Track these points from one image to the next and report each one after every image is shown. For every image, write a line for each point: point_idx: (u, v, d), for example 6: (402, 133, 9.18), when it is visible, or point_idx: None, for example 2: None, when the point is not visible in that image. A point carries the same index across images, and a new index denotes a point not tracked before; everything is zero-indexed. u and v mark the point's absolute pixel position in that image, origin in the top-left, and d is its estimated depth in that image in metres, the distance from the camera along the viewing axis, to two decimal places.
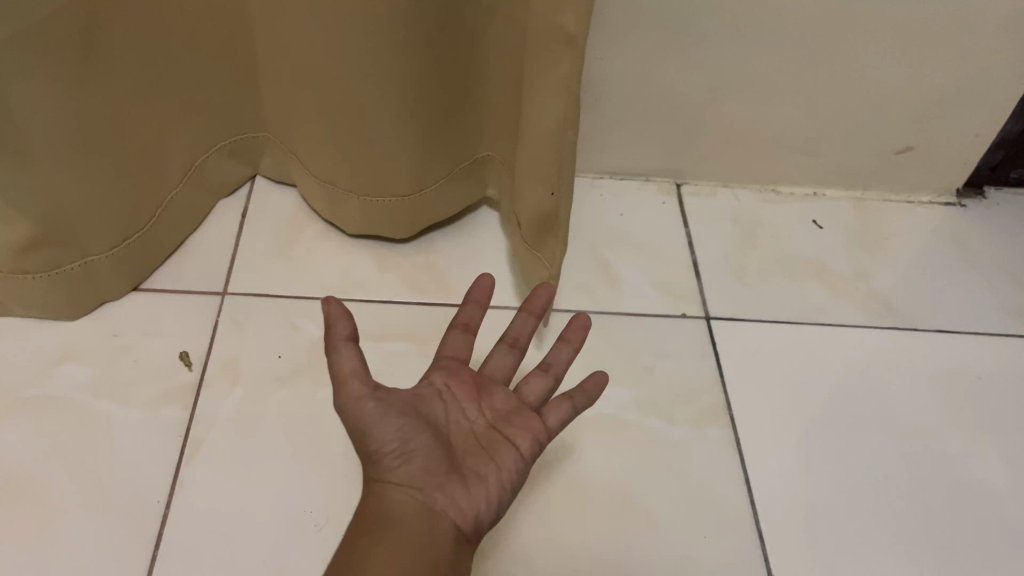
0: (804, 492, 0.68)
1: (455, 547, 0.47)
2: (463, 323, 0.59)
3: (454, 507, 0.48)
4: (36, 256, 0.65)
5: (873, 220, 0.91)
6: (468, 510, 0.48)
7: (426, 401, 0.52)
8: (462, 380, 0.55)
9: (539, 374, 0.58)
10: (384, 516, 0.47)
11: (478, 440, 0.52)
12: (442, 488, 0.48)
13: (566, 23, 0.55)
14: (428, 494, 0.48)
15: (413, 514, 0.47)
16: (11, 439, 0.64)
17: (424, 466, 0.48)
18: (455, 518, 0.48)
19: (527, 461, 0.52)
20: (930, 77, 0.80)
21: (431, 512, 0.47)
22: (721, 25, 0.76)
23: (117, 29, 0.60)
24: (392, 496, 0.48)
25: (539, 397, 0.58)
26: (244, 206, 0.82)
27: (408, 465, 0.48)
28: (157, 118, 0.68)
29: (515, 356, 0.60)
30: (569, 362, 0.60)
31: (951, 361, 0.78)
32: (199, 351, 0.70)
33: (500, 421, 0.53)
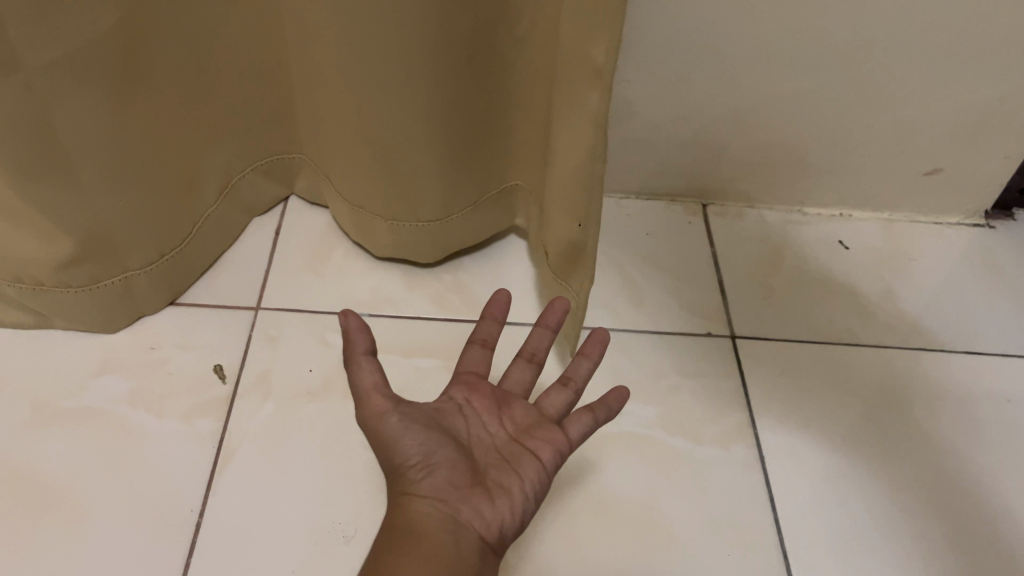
0: (829, 512, 0.68)
1: (481, 558, 0.48)
2: (481, 339, 0.60)
3: (479, 518, 0.49)
4: (78, 271, 0.68)
5: (901, 242, 0.91)
6: (492, 520, 0.49)
7: (447, 415, 0.53)
8: (483, 395, 0.56)
9: (558, 388, 0.59)
10: (411, 529, 0.47)
11: (500, 453, 0.53)
12: (466, 500, 0.49)
13: (594, 58, 0.55)
14: (452, 506, 0.48)
15: (439, 525, 0.47)
16: (51, 448, 0.66)
17: (449, 479, 0.49)
18: (480, 530, 0.48)
19: (549, 472, 0.53)
20: (957, 99, 0.80)
21: (457, 523, 0.48)
22: (747, 49, 0.77)
23: (159, 53, 0.62)
24: (418, 507, 0.48)
25: (560, 410, 0.58)
26: (277, 223, 0.84)
27: (431, 477, 0.49)
28: (195, 138, 0.70)
29: (534, 369, 0.61)
30: (588, 376, 0.61)
31: (980, 383, 0.77)
32: (233, 364, 0.72)
33: (522, 434, 0.54)
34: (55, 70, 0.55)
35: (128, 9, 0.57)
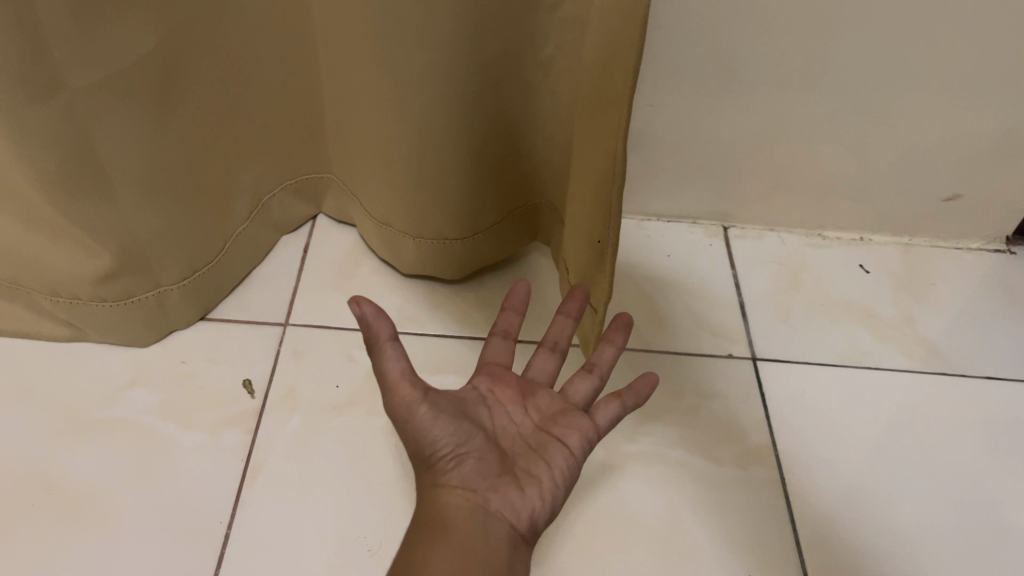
0: (849, 534, 0.68)
1: (511, 548, 0.49)
2: (502, 330, 0.62)
3: (509, 508, 0.50)
4: (113, 285, 0.69)
5: (921, 266, 0.91)
6: (522, 509, 0.51)
7: (472, 404, 0.54)
8: (507, 385, 0.57)
9: (584, 375, 0.61)
10: (441, 521, 0.49)
11: (527, 443, 0.54)
12: (496, 489, 0.50)
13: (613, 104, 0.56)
14: (483, 496, 0.50)
15: (470, 518, 0.49)
16: (83, 458, 0.68)
17: (479, 470, 0.50)
18: (509, 520, 0.50)
19: (577, 459, 0.55)
20: (976, 126, 0.81)
21: (487, 513, 0.49)
22: (768, 75, 0.78)
23: (197, 75, 0.64)
24: (448, 499, 0.50)
25: (584, 397, 0.60)
26: (305, 241, 0.86)
27: (461, 468, 0.50)
28: (229, 157, 0.72)
29: (556, 358, 0.64)
30: (613, 361, 0.62)
31: (1001, 408, 0.78)
32: (261, 379, 0.73)
33: (547, 421, 0.56)
34: (98, 90, 0.57)
35: (167, 31, 0.58)
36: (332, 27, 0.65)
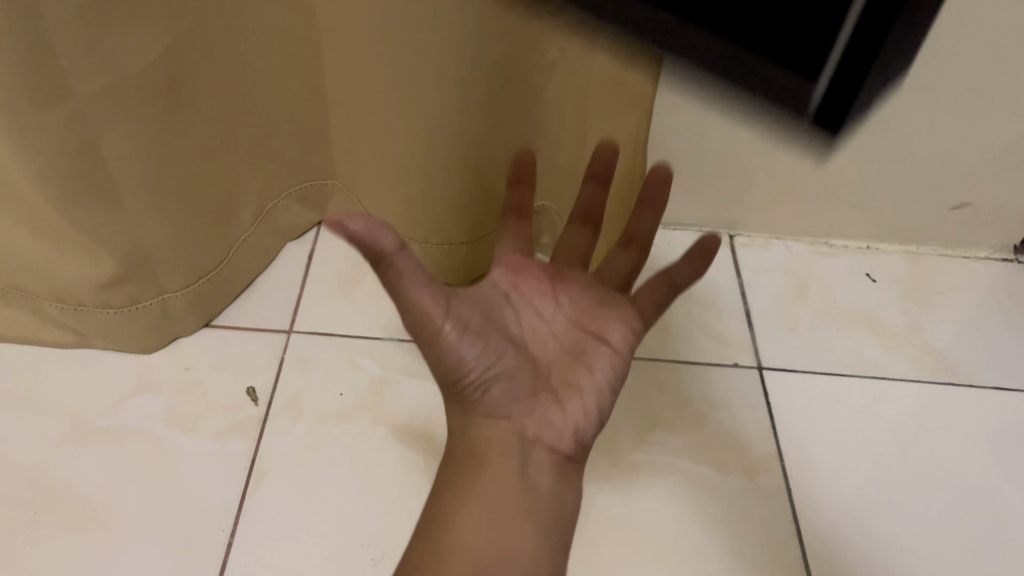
0: (857, 544, 0.68)
1: (552, 468, 0.51)
2: (512, 205, 0.66)
3: (547, 428, 0.51)
4: (118, 292, 0.70)
5: (928, 275, 0.91)
6: (562, 427, 0.51)
7: (497, 306, 0.52)
8: (531, 278, 0.56)
9: (620, 250, 0.64)
10: (479, 451, 0.50)
11: (563, 346, 0.53)
12: (532, 411, 0.50)
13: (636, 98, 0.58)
14: (518, 420, 0.50)
15: (507, 447, 0.50)
16: (86, 466, 0.67)
17: (509, 391, 0.50)
18: (547, 440, 0.51)
19: (621, 354, 0.55)
20: (984, 134, 0.81)
21: (523, 438, 0.50)
22: None
23: (203, 82, 0.64)
24: (482, 428, 0.50)
25: (615, 285, 0.62)
26: (310, 248, 0.85)
27: (493, 393, 0.49)
28: (235, 163, 0.72)
29: (589, 232, 0.64)
30: (653, 225, 0.63)
31: (1010, 418, 0.77)
32: (265, 386, 0.73)
33: (583, 321, 0.55)
34: (104, 97, 0.57)
35: (175, 38, 0.59)
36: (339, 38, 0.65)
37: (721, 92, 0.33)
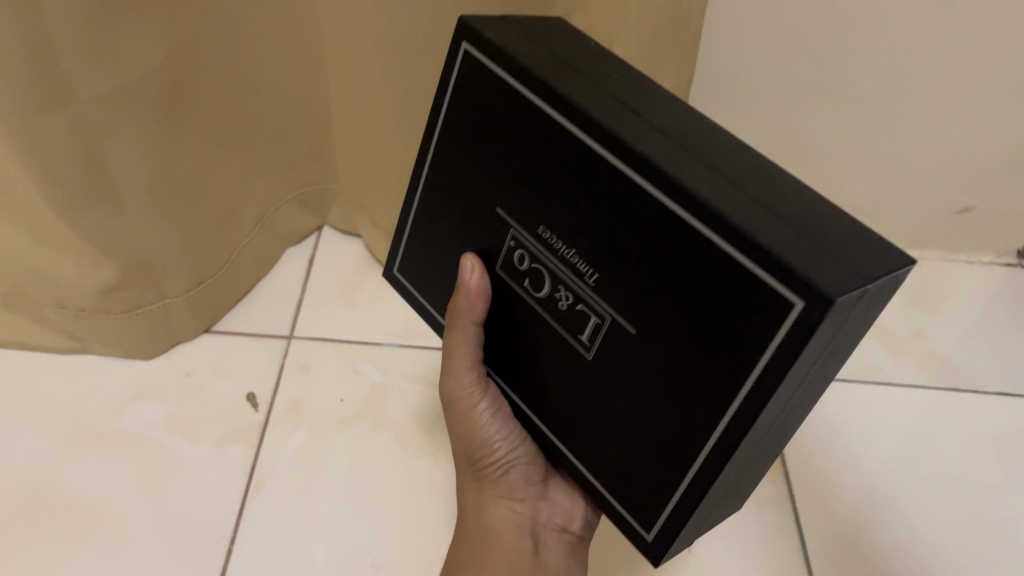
0: (860, 552, 0.67)
1: (560, 550, 0.55)
2: None
3: (554, 514, 0.55)
4: (119, 296, 0.69)
5: (932, 280, 0.90)
6: (567, 514, 0.56)
7: None
8: None
9: None
10: (488, 527, 0.54)
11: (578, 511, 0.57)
12: (542, 496, 0.55)
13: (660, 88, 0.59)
14: (528, 502, 0.55)
15: (519, 528, 0.54)
16: (85, 472, 0.67)
17: (527, 476, 0.55)
18: (557, 524, 0.55)
19: None
20: (987, 139, 0.81)
21: (534, 519, 0.55)
22: (776, 86, 0.78)
23: (207, 86, 0.63)
24: (498, 506, 0.55)
25: None
26: (310, 254, 0.85)
27: (510, 473, 0.55)
28: (238, 168, 0.72)
29: None
30: None
31: (1014, 424, 0.76)
32: (265, 393, 0.73)
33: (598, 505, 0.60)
34: (106, 101, 0.56)
35: (178, 43, 0.58)
36: (343, 26, 0.66)
37: (672, 450, 0.40)
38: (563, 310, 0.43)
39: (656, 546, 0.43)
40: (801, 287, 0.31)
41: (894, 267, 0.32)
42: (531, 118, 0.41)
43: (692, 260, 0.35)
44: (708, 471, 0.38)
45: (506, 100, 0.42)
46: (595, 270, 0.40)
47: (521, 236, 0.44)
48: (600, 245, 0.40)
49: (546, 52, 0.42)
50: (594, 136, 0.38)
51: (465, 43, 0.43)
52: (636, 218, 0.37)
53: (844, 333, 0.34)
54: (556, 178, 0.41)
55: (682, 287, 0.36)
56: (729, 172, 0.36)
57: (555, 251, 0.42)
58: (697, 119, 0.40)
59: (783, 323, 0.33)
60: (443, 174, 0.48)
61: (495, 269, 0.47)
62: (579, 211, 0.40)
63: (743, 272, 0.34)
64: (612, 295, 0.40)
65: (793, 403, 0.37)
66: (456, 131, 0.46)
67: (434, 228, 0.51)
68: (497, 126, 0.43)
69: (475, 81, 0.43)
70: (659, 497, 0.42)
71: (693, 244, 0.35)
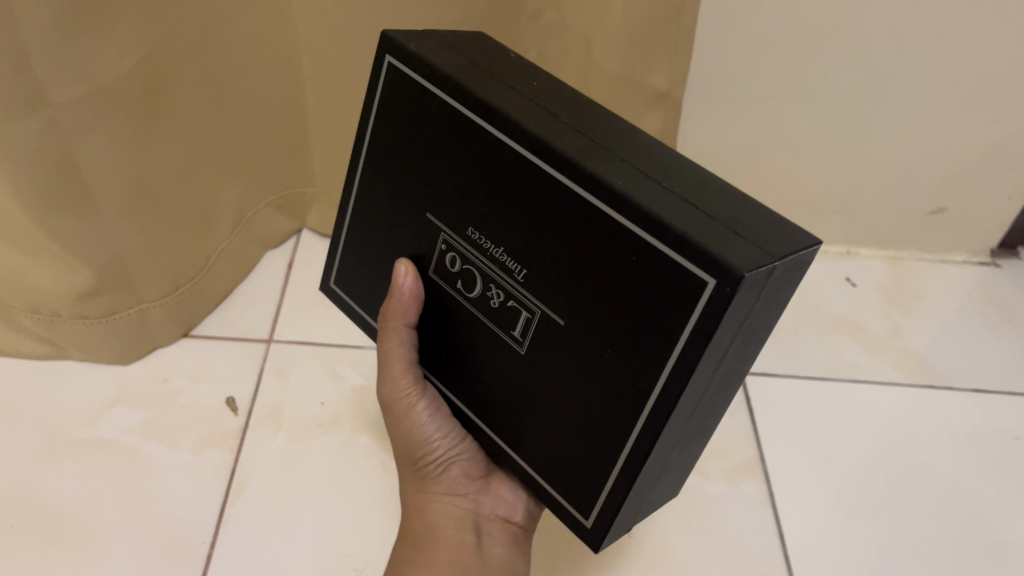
0: (836, 546, 0.67)
1: (506, 541, 0.53)
2: None
3: (496, 508, 0.54)
4: (95, 302, 0.69)
5: (907, 279, 0.91)
6: (509, 507, 0.55)
7: None
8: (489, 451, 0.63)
9: None
10: (431, 526, 0.52)
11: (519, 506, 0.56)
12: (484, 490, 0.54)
13: (654, 83, 0.62)
14: (470, 497, 0.53)
15: (462, 522, 0.53)
16: (62, 480, 0.66)
17: (468, 471, 0.54)
18: (500, 516, 0.54)
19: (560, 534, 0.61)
20: (959, 140, 0.82)
21: (477, 513, 0.53)
22: (752, 88, 0.79)
23: (182, 90, 0.63)
24: (440, 503, 0.53)
25: None
26: (289, 257, 0.85)
27: (450, 470, 0.53)
28: (213, 172, 0.71)
29: None
30: None
31: (989, 422, 0.77)
32: (244, 397, 0.72)
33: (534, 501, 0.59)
34: (81, 104, 0.56)
35: (152, 45, 0.58)
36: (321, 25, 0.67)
37: (604, 437, 0.41)
38: (496, 308, 0.44)
39: (597, 532, 0.43)
40: (711, 266, 0.33)
41: (799, 245, 0.34)
42: (458, 122, 0.42)
43: (611, 249, 0.37)
44: (638, 454, 0.39)
45: (432, 106, 0.44)
46: (522, 266, 0.42)
47: (452, 238, 0.46)
48: (525, 240, 0.41)
49: (465, 61, 0.44)
50: (517, 138, 0.40)
51: (389, 58, 0.45)
52: (565, 215, 0.38)
53: (757, 309, 0.35)
54: (484, 178, 0.42)
55: (604, 277, 0.38)
56: (641, 165, 0.38)
57: (484, 251, 0.43)
58: (612, 120, 0.41)
59: (698, 301, 0.34)
60: (379, 178, 0.49)
61: (429, 273, 0.48)
62: (506, 208, 0.41)
63: (661, 259, 0.35)
64: (540, 288, 0.41)
65: (714, 386, 0.39)
66: (392, 137, 0.47)
67: (372, 234, 0.51)
68: (430, 132, 0.44)
69: (400, 89, 0.45)
70: (595, 486, 0.42)
71: (611, 235, 0.37)
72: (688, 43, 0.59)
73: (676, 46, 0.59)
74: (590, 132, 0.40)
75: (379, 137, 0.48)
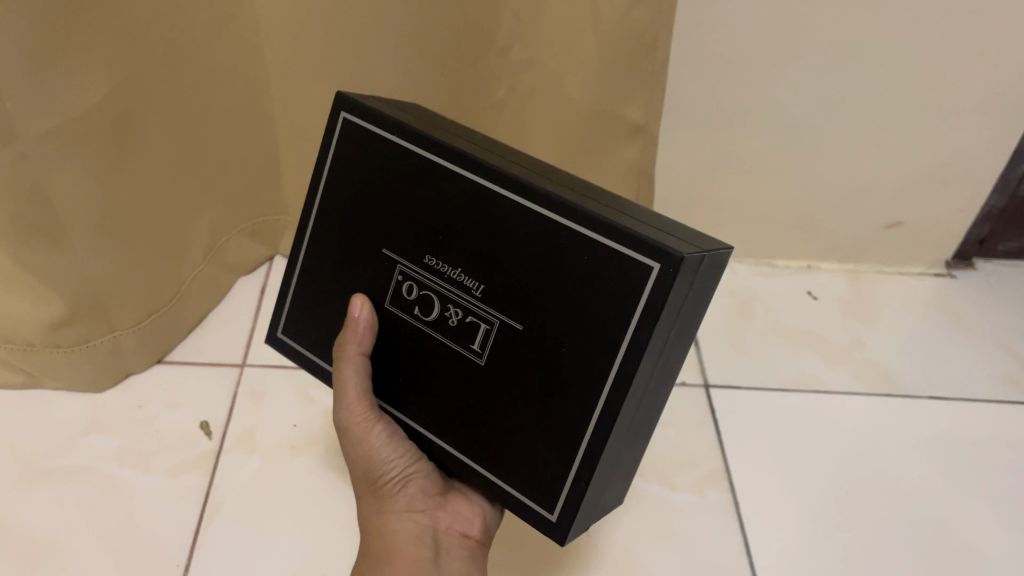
0: (800, 552, 0.69)
1: (465, 557, 0.51)
2: None
3: (456, 525, 0.51)
4: (67, 331, 0.69)
5: (867, 291, 0.94)
6: (469, 524, 0.52)
7: None
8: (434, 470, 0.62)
9: None
10: (390, 546, 0.49)
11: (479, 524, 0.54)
12: (444, 507, 0.51)
13: (630, 116, 0.63)
14: (430, 514, 0.51)
15: (422, 539, 0.49)
16: (36, 508, 0.67)
17: (426, 490, 0.51)
18: (458, 532, 0.51)
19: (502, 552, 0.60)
20: (910, 156, 0.85)
21: (437, 529, 0.50)
22: (709, 111, 0.82)
23: (150, 121, 0.65)
24: (398, 520, 0.50)
25: None
26: (261, 284, 0.86)
27: (407, 489, 0.51)
28: (183, 202, 0.72)
29: None
30: None
31: (946, 428, 0.80)
32: (218, 421, 0.73)
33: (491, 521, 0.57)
34: (50, 138, 0.57)
35: (120, 79, 0.60)
36: (288, 57, 0.68)
37: (564, 431, 0.44)
38: (453, 327, 0.47)
39: (563, 526, 0.45)
40: (655, 252, 0.39)
41: (713, 245, 0.41)
42: (413, 159, 0.47)
43: (566, 254, 0.42)
44: (599, 438, 0.42)
45: (387, 147, 0.48)
46: (480, 282, 0.45)
47: (408, 267, 0.48)
48: (486, 258, 0.45)
49: (413, 117, 0.49)
50: (472, 167, 0.45)
51: (343, 113, 0.50)
52: (519, 231, 0.43)
53: (688, 300, 0.41)
54: (441, 205, 0.46)
55: (562, 280, 0.42)
56: (578, 189, 0.44)
57: (443, 274, 0.47)
58: (543, 163, 0.47)
59: (645, 287, 0.39)
60: (335, 215, 0.51)
61: (384, 305, 0.50)
62: (465, 233, 0.45)
63: (610, 255, 0.40)
64: (498, 300, 0.45)
65: (655, 378, 0.43)
66: (347, 178, 0.50)
67: (328, 264, 0.53)
68: (385, 171, 0.48)
69: (355, 137, 0.49)
70: (557, 480, 0.44)
71: (564, 243, 0.42)
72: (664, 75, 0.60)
73: (652, 78, 0.60)
74: (531, 167, 0.45)
75: (339, 172, 0.50)
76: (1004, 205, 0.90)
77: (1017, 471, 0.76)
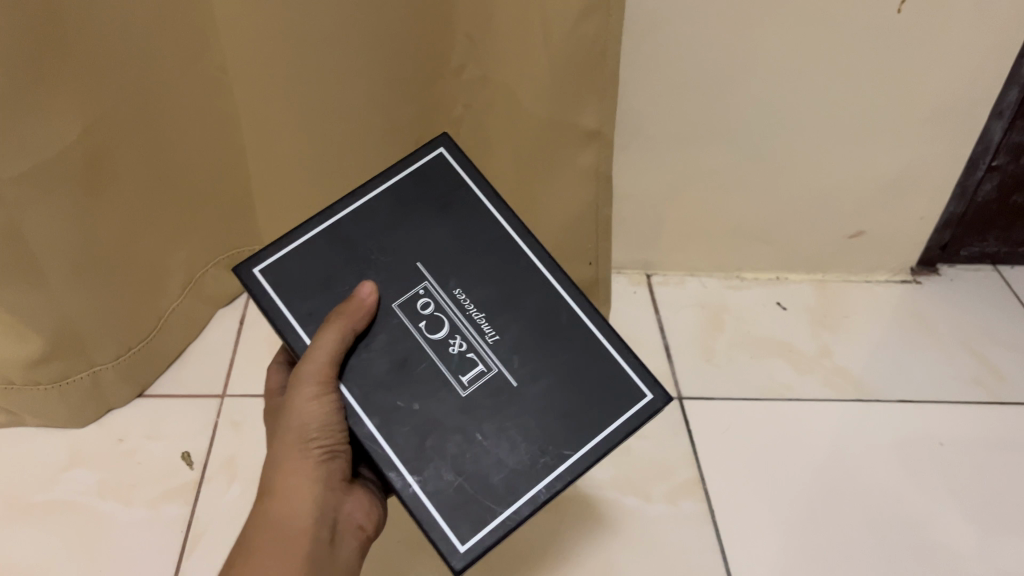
0: (772, 558, 0.71)
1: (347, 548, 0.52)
2: None
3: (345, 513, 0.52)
4: (48, 368, 0.70)
5: (835, 299, 0.97)
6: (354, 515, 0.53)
7: None
8: None
9: None
10: (285, 514, 0.49)
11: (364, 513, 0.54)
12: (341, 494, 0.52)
13: (584, 123, 0.65)
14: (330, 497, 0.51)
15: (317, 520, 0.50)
16: (19, 545, 0.68)
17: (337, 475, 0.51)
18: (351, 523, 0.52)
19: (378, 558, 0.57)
20: (867, 168, 0.87)
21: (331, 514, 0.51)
22: (668, 132, 0.84)
23: (122, 158, 0.66)
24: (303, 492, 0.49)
25: None
26: (241, 313, 0.87)
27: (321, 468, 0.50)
28: (158, 235, 0.74)
29: None
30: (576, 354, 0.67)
31: (913, 430, 0.82)
32: (199, 451, 0.74)
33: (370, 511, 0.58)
34: (23, 181, 0.59)
35: (92, 120, 0.62)
36: (253, 91, 0.70)
37: (516, 476, 0.48)
38: (449, 355, 0.50)
39: (469, 557, 0.46)
40: (655, 385, 0.50)
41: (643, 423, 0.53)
42: (480, 217, 0.54)
43: (586, 346, 0.51)
44: (542, 496, 0.47)
45: (464, 197, 0.55)
46: (497, 332, 0.51)
47: (433, 288, 0.52)
48: (510, 316, 0.52)
49: None
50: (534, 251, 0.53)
51: (441, 148, 0.56)
52: (551, 309, 0.52)
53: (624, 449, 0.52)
54: (485, 260, 0.53)
55: (577, 361, 0.51)
56: None
57: (465, 310, 0.51)
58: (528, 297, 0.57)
59: (634, 405, 0.50)
60: (372, 212, 0.53)
61: (391, 304, 0.51)
62: (497, 289, 0.52)
63: (619, 371, 0.51)
64: (512, 351, 0.51)
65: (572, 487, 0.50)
66: (411, 193, 0.54)
67: (333, 251, 0.52)
68: (447, 212, 0.54)
69: (440, 174, 0.55)
70: (483, 518, 0.47)
71: (586, 339, 0.51)
72: (608, 88, 0.62)
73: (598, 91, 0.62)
74: None
75: (408, 187, 0.55)
76: (963, 211, 0.92)
77: (985, 471, 0.79)
